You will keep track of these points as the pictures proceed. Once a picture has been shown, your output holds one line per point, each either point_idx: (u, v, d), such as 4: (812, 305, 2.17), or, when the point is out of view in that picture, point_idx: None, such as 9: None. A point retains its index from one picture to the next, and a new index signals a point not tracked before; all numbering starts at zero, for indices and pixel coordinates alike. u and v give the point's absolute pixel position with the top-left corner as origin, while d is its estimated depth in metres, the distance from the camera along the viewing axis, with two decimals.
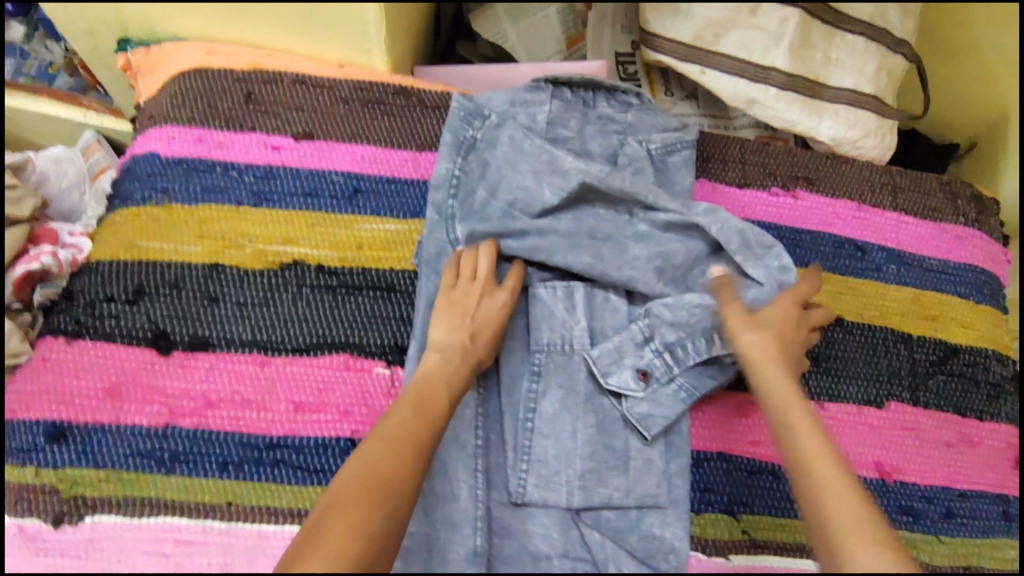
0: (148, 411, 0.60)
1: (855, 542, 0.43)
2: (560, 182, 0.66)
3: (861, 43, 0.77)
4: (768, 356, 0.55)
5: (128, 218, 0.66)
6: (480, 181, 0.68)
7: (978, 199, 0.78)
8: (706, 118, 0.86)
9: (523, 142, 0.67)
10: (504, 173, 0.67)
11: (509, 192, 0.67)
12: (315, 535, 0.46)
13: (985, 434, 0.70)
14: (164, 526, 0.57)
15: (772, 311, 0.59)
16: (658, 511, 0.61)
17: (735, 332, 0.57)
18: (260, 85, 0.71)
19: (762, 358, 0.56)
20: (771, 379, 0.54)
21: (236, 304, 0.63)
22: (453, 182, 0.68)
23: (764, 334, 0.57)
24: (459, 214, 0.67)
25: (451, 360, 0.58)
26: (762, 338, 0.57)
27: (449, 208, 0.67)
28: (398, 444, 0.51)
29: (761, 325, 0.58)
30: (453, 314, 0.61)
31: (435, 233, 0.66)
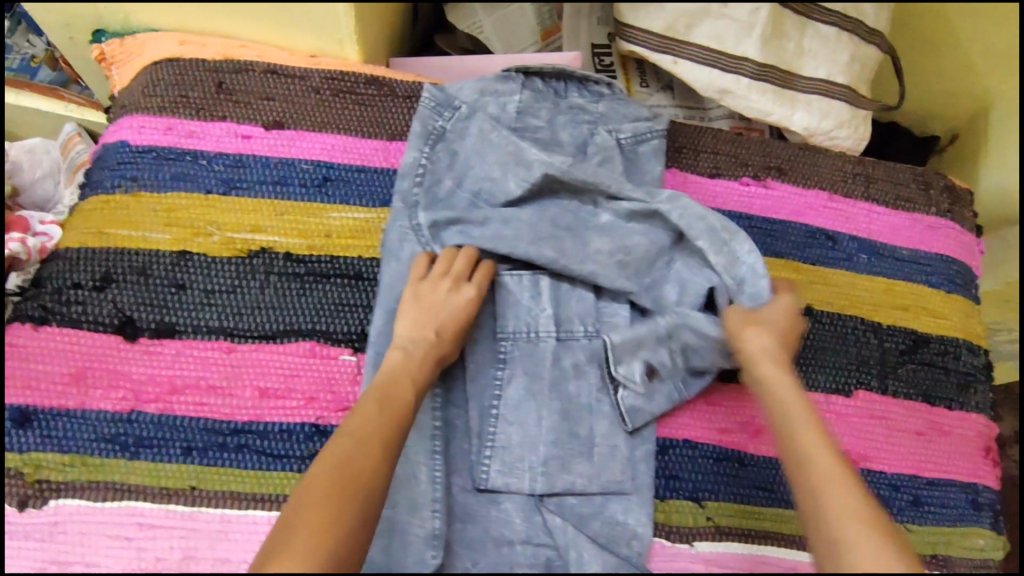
0: (114, 396, 0.60)
1: (854, 529, 0.44)
2: (525, 173, 0.66)
3: (833, 33, 0.76)
4: (765, 355, 0.57)
5: (98, 206, 0.66)
6: (447, 171, 0.68)
7: (951, 190, 0.78)
8: (682, 108, 0.85)
9: (490, 133, 0.68)
10: (472, 163, 0.68)
11: (475, 180, 0.68)
12: (297, 509, 0.48)
13: (955, 423, 0.70)
14: (127, 510, 0.58)
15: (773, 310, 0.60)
16: (623, 497, 0.61)
17: (739, 331, 0.59)
18: (230, 74, 0.71)
19: (762, 354, 0.57)
20: (769, 375, 0.56)
21: (203, 291, 0.64)
22: (419, 171, 0.68)
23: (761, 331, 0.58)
24: (422, 202, 0.67)
25: (414, 353, 0.59)
26: (764, 337, 0.58)
27: (414, 197, 0.67)
28: (366, 440, 0.52)
29: (760, 322, 0.59)
30: (417, 309, 0.61)
31: (400, 221, 0.66)
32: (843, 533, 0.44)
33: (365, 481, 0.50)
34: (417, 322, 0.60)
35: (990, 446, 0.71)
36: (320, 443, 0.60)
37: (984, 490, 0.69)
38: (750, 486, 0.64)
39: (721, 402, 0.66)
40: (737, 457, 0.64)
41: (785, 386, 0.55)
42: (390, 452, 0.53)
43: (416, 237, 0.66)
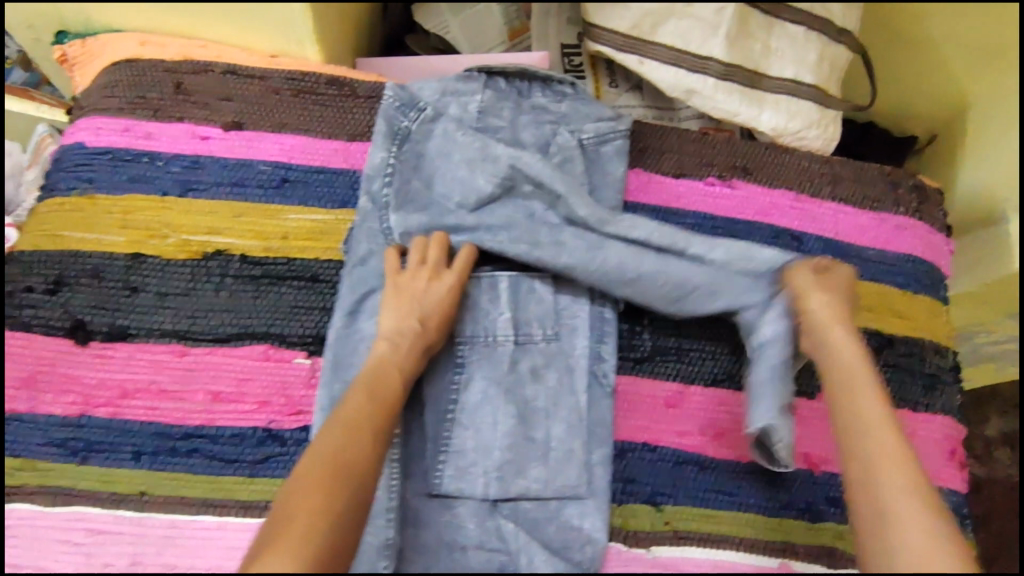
0: (65, 400, 0.60)
1: (906, 504, 0.48)
2: (491, 168, 0.65)
3: (802, 32, 0.72)
4: (833, 324, 0.58)
5: (53, 209, 0.66)
6: (416, 172, 0.67)
7: (920, 189, 0.77)
8: (650, 110, 0.82)
9: (457, 133, 0.67)
10: (439, 164, 0.67)
11: (444, 178, 0.66)
12: (285, 517, 0.46)
13: (919, 426, 0.69)
14: (76, 515, 0.58)
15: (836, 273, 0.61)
16: (578, 501, 0.60)
17: (806, 294, 0.59)
18: (188, 75, 0.70)
19: (830, 320, 0.58)
20: (835, 342, 0.57)
21: (157, 294, 0.64)
22: (388, 171, 0.66)
23: (829, 296, 0.59)
24: (393, 203, 0.66)
25: (400, 346, 0.58)
26: (832, 305, 0.59)
27: (383, 197, 0.66)
28: (354, 431, 0.51)
29: (830, 287, 0.60)
30: (398, 300, 0.60)
31: (369, 222, 0.65)
32: (895, 509, 0.48)
33: (356, 467, 0.50)
34: (400, 311, 0.59)
35: (955, 449, 0.70)
36: (272, 447, 0.60)
37: (948, 493, 0.68)
38: (710, 490, 0.63)
39: (682, 405, 0.65)
40: (696, 458, 0.64)
41: (857, 357, 0.56)
42: (380, 442, 0.52)
43: (386, 238, 0.65)
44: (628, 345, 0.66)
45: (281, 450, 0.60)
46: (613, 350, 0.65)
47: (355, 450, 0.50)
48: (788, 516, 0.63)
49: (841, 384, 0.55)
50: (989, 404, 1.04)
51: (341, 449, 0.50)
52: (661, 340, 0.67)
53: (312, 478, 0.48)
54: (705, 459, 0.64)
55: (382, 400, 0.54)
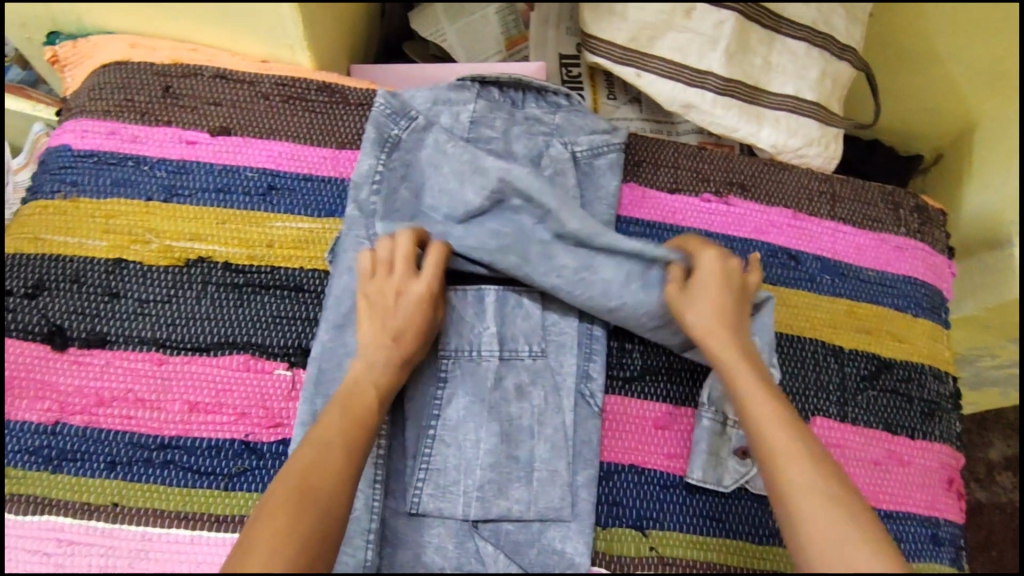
0: (40, 407, 0.59)
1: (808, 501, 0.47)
2: (478, 183, 0.64)
3: (802, 48, 0.70)
4: (714, 335, 0.56)
5: (36, 211, 0.65)
6: (405, 180, 0.66)
7: (923, 210, 0.75)
8: (648, 123, 0.81)
9: (448, 143, 0.66)
10: (428, 175, 0.66)
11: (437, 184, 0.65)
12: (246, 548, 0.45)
13: (916, 454, 0.67)
14: (47, 524, 0.57)
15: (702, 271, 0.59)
16: (560, 524, 0.59)
17: (680, 312, 0.58)
18: (178, 78, 0.69)
19: (708, 331, 0.57)
20: (720, 356, 0.56)
21: (137, 300, 0.62)
22: (377, 178, 0.65)
23: (697, 309, 0.58)
24: (381, 211, 0.64)
25: (375, 364, 0.56)
26: (704, 316, 0.57)
27: (371, 206, 0.64)
28: (325, 451, 0.50)
29: (696, 293, 0.58)
30: (373, 315, 0.58)
31: (355, 229, 0.63)
32: (799, 521, 0.47)
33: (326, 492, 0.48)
34: (374, 327, 0.57)
35: (953, 477, 0.68)
36: (249, 460, 0.59)
37: (945, 523, 0.66)
38: (698, 515, 0.61)
39: (671, 426, 0.63)
40: (685, 483, 0.62)
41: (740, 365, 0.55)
42: (355, 466, 0.51)
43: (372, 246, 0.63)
44: (617, 364, 0.65)
45: (258, 464, 0.59)
46: (602, 369, 0.64)
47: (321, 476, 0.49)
48: (778, 545, 0.61)
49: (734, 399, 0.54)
50: (993, 428, 1.01)
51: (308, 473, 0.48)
52: (652, 360, 0.65)
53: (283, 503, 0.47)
54: (694, 484, 0.62)
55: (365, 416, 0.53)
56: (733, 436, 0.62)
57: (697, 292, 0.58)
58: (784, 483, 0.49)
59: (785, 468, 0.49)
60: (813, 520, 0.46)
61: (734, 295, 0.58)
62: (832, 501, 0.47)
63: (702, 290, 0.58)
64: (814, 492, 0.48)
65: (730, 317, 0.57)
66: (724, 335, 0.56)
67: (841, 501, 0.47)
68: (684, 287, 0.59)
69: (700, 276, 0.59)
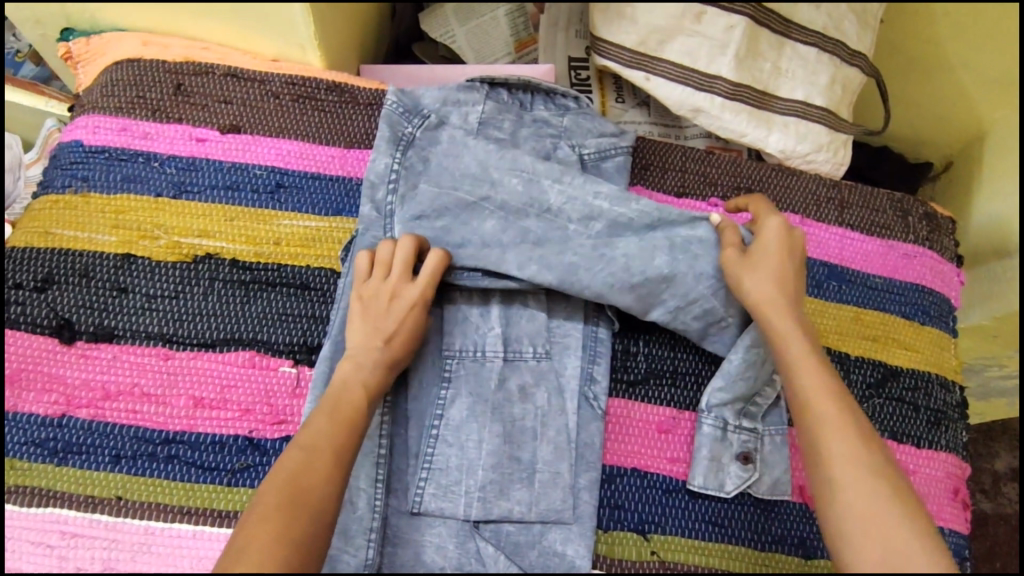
0: (46, 400, 0.60)
1: (852, 471, 0.48)
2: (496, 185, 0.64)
3: (812, 54, 0.69)
4: (769, 302, 0.57)
5: (46, 206, 0.66)
6: (422, 176, 0.65)
7: (932, 217, 0.75)
8: (656, 127, 0.81)
9: (466, 139, 0.66)
10: (448, 166, 0.65)
11: (453, 181, 0.64)
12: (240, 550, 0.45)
13: (921, 463, 0.67)
14: (51, 517, 0.57)
15: (764, 241, 0.59)
16: (561, 527, 0.59)
17: (739, 280, 0.59)
18: (189, 76, 0.69)
19: (766, 301, 0.57)
20: (773, 322, 0.56)
21: (145, 295, 0.63)
22: (393, 176, 0.65)
23: (755, 274, 0.58)
24: (398, 212, 0.64)
25: (364, 366, 0.56)
26: (761, 282, 0.58)
27: (388, 206, 0.64)
28: (315, 452, 0.50)
29: (757, 263, 0.59)
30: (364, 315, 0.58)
31: (373, 230, 0.64)
32: (839, 483, 0.48)
33: (317, 490, 0.48)
34: (365, 331, 0.58)
35: (958, 487, 0.68)
36: (252, 456, 0.59)
37: (949, 533, 0.66)
38: (700, 520, 0.61)
39: (674, 430, 0.63)
40: (686, 488, 0.62)
41: (793, 332, 0.56)
42: (345, 465, 0.51)
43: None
44: (622, 367, 0.65)
45: (262, 460, 0.59)
46: (605, 372, 0.64)
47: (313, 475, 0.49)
48: (780, 552, 0.61)
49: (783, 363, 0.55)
50: (999, 439, 1.01)
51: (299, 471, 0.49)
52: (657, 364, 0.65)
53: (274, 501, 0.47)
54: (696, 490, 0.61)
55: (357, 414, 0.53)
56: (733, 442, 0.62)
57: (756, 259, 0.59)
58: (826, 446, 0.50)
59: (828, 433, 0.50)
60: (852, 483, 0.48)
61: (791, 267, 0.59)
62: (874, 468, 0.48)
63: (761, 258, 0.59)
64: (856, 458, 0.49)
65: (787, 286, 0.58)
66: (782, 305, 0.57)
67: (883, 469, 0.48)
68: (744, 253, 0.60)
69: (761, 245, 0.59)
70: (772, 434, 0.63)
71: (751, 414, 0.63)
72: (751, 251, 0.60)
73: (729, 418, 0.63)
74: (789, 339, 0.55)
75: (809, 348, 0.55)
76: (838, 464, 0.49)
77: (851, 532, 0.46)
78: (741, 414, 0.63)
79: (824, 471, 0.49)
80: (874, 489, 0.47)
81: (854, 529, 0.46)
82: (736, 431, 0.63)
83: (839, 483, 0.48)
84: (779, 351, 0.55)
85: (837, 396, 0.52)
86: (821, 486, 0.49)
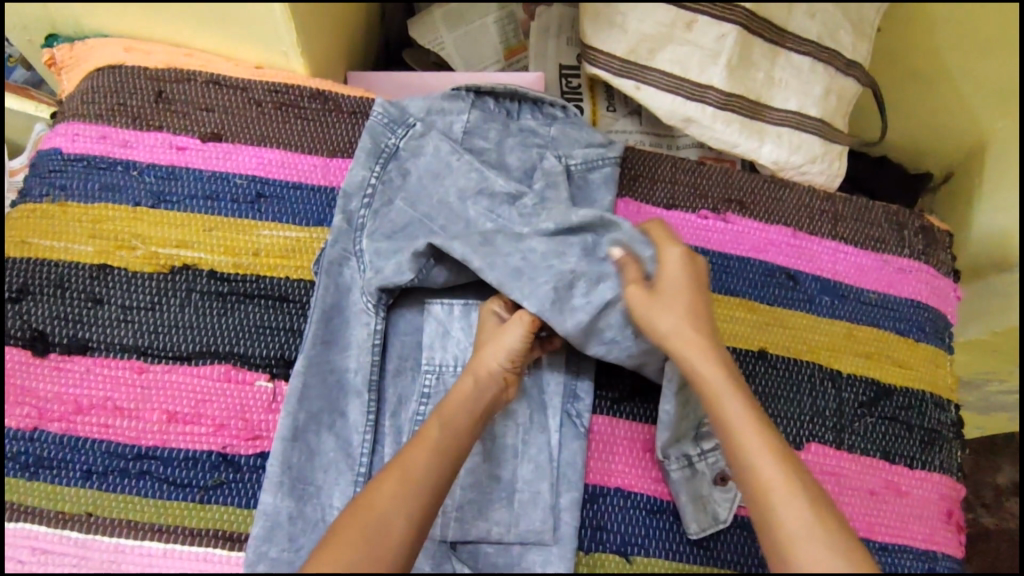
0: (18, 413, 0.59)
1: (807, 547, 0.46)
2: (492, 200, 0.63)
3: (807, 63, 0.67)
4: (696, 347, 0.54)
5: (23, 215, 0.65)
6: (399, 191, 0.65)
7: (927, 231, 0.73)
8: (647, 136, 0.79)
9: (450, 157, 0.64)
10: (426, 184, 0.65)
11: (436, 201, 0.64)
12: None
13: (914, 484, 0.65)
14: (21, 532, 0.56)
15: (673, 279, 0.56)
16: (542, 548, 0.57)
17: (658, 319, 0.55)
18: (171, 84, 0.68)
19: (686, 344, 0.54)
20: (698, 366, 0.54)
21: (120, 307, 0.62)
22: (369, 190, 0.64)
23: (669, 312, 0.55)
24: (368, 225, 0.63)
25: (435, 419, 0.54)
26: (679, 323, 0.55)
27: (360, 218, 0.64)
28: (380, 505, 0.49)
29: (671, 301, 0.55)
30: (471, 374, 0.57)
31: (343, 242, 0.63)
32: (793, 553, 0.46)
33: (398, 517, 0.48)
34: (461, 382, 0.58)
35: (953, 510, 0.66)
36: (226, 473, 0.58)
37: (942, 558, 0.64)
38: (684, 542, 0.59)
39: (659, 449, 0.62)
40: (688, 539, 0.59)
41: (724, 382, 0.53)
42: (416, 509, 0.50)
43: (358, 261, 0.63)
44: (605, 384, 0.63)
45: (235, 477, 0.58)
46: (589, 390, 0.63)
47: (389, 501, 0.49)
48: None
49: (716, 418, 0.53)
50: (1003, 452, 0.98)
51: (375, 500, 0.49)
52: (643, 380, 0.64)
53: (343, 536, 0.47)
54: (697, 538, 0.59)
55: (452, 440, 0.53)
56: (705, 471, 0.61)
57: (666, 293, 0.56)
58: (776, 514, 0.48)
59: (777, 499, 0.49)
60: (807, 554, 0.46)
61: (704, 300, 0.57)
62: (827, 532, 0.47)
63: (673, 293, 0.56)
64: (808, 523, 0.47)
65: (704, 325, 0.55)
66: (704, 346, 0.54)
67: (834, 533, 0.47)
68: (652, 288, 0.56)
69: (670, 278, 0.56)
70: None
71: (706, 433, 0.62)
72: (659, 286, 0.56)
73: (691, 451, 0.61)
74: (719, 388, 0.53)
75: (744, 404, 0.52)
76: (789, 533, 0.47)
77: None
78: (697, 440, 0.62)
79: (777, 547, 0.47)
80: (826, 558, 0.46)
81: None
82: (702, 459, 0.61)
83: (794, 554, 0.46)
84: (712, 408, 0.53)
85: (779, 458, 0.50)
86: (775, 555, 0.48)
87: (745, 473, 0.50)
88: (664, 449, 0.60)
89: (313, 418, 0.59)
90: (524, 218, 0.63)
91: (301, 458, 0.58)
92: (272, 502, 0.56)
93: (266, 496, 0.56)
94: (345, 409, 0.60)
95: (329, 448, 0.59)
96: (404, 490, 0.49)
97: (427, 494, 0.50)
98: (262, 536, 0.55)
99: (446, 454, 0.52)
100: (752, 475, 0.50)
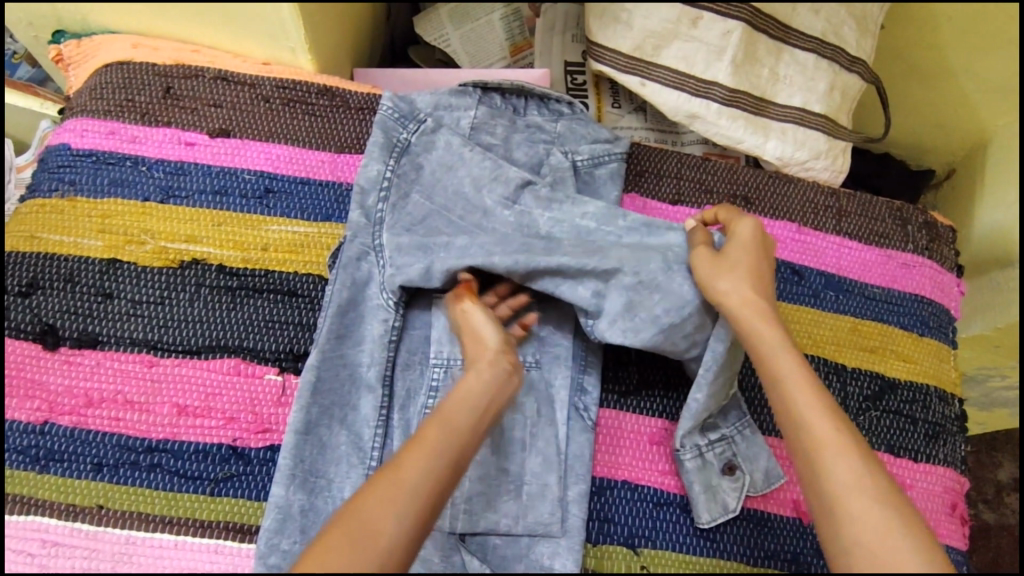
0: (28, 407, 0.59)
1: (859, 500, 0.47)
2: (497, 194, 0.64)
3: (812, 60, 0.67)
4: (751, 307, 0.55)
5: (33, 210, 0.65)
6: (413, 186, 0.65)
7: (932, 227, 0.73)
8: (652, 133, 0.79)
9: (462, 149, 0.65)
10: (438, 178, 0.65)
11: (443, 197, 0.64)
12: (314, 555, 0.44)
13: (918, 477, 0.65)
14: (32, 525, 0.56)
15: (739, 247, 0.58)
16: (550, 540, 0.58)
17: (713, 280, 0.57)
18: (180, 79, 0.68)
19: (742, 303, 0.55)
20: (753, 326, 0.55)
21: (130, 301, 0.62)
22: (384, 184, 0.64)
23: (729, 272, 0.57)
24: (386, 219, 0.64)
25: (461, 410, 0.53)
26: (738, 284, 0.56)
27: (376, 212, 0.64)
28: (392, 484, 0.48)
29: (732, 264, 0.57)
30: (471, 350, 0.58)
31: (357, 237, 0.63)
32: (843, 503, 0.48)
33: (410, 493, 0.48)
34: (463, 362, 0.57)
35: (957, 502, 0.66)
36: (235, 466, 0.59)
37: (947, 550, 0.64)
38: (690, 534, 0.60)
39: (665, 442, 0.62)
40: (698, 529, 0.60)
41: (778, 343, 0.54)
42: (429, 486, 0.48)
43: (375, 256, 0.63)
44: (612, 378, 0.64)
45: (245, 469, 0.59)
46: (596, 382, 0.63)
47: (378, 500, 0.47)
48: (773, 567, 0.59)
49: (769, 375, 0.54)
50: (1003, 448, 0.99)
51: (363, 504, 0.47)
52: (649, 374, 0.64)
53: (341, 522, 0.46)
54: (705, 527, 0.60)
55: (454, 439, 0.51)
56: (713, 461, 0.61)
57: (730, 256, 0.57)
58: (825, 465, 0.49)
59: (829, 453, 0.50)
60: (858, 507, 0.47)
61: (766, 268, 0.58)
62: (879, 488, 0.48)
63: (738, 257, 0.57)
64: (858, 474, 0.49)
65: (764, 288, 0.57)
66: (759, 305, 0.56)
67: (884, 483, 0.49)
68: (716, 252, 0.58)
69: (735, 245, 0.58)
70: (739, 430, 0.62)
71: (714, 424, 0.62)
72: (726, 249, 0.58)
73: (700, 442, 0.61)
74: (773, 347, 0.54)
75: (796, 363, 0.54)
76: (840, 482, 0.48)
77: (858, 553, 0.46)
78: (705, 430, 0.62)
79: (830, 500, 0.48)
80: (878, 509, 0.47)
81: (857, 554, 0.46)
82: (710, 449, 0.61)
83: (842, 505, 0.48)
84: (766, 364, 0.54)
85: (830, 415, 0.51)
86: (823, 509, 0.49)
87: (799, 428, 0.52)
88: (682, 439, 0.60)
89: (325, 412, 0.59)
90: (533, 211, 0.63)
91: (312, 450, 0.58)
92: (283, 495, 0.56)
93: (277, 489, 0.56)
94: (357, 404, 0.60)
95: (341, 441, 0.59)
96: (395, 489, 0.47)
97: (422, 486, 0.48)
98: (274, 529, 0.55)
99: (442, 453, 0.50)
100: (805, 430, 0.51)
